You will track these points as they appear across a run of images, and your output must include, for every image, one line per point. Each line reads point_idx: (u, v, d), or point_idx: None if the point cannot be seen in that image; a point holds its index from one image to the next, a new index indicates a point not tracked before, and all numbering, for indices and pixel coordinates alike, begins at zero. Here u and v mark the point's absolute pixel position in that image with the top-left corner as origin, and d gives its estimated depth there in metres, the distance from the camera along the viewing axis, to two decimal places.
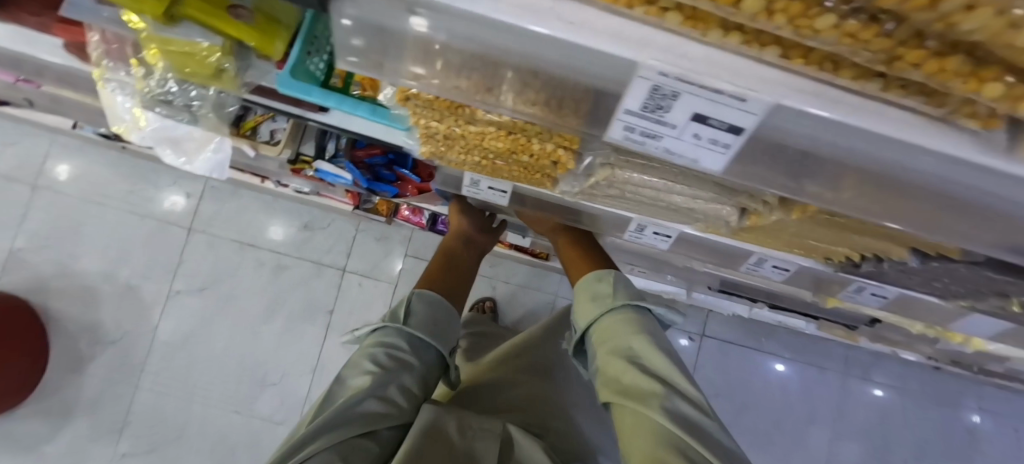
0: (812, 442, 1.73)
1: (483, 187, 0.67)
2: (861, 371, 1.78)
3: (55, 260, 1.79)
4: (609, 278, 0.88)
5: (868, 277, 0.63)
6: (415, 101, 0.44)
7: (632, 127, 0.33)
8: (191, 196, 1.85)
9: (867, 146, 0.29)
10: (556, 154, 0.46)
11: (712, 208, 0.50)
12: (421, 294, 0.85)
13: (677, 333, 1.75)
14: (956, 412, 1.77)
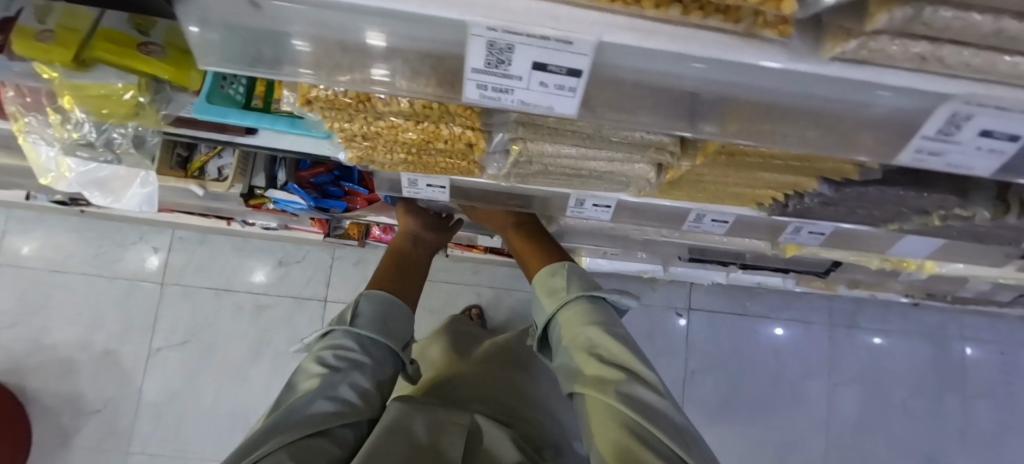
0: (814, 397, 1.76)
1: (422, 186, 0.68)
2: (847, 320, 1.79)
3: (23, 339, 1.71)
4: (563, 272, 0.90)
5: (800, 216, 0.60)
6: (319, 103, 0.43)
7: (487, 84, 0.29)
8: (158, 249, 1.79)
9: (701, 65, 0.28)
10: (465, 137, 0.47)
11: (631, 169, 0.51)
12: (371, 295, 0.85)
13: (664, 309, 1.76)
14: (944, 343, 1.80)
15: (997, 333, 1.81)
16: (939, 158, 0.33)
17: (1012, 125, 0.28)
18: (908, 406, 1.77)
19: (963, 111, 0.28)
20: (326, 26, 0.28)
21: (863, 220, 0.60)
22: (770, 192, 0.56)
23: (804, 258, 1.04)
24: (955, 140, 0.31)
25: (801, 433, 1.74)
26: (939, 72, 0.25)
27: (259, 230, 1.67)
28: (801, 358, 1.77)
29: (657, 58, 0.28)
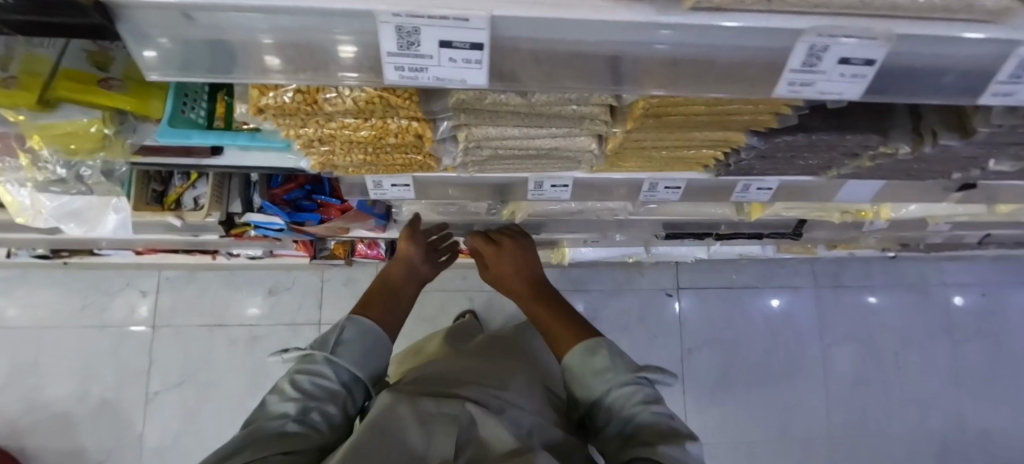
0: (811, 361, 1.79)
1: (388, 186, 0.71)
2: (831, 280, 1.84)
3: (16, 399, 1.67)
4: (602, 351, 0.68)
5: (743, 173, 0.65)
6: (271, 111, 0.46)
7: (403, 65, 0.31)
8: (145, 292, 1.78)
9: (591, 28, 0.30)
10: (413, 127, 0.50)
11: (575, 142, 0.55)
12: (355, 321, 0.72)
13: (653, 292, 1.79)
14: (926, 291, 1.85)
15: (977, 276, 1.87)
16: (812, 88, 0.36)
17: (866, 51, 0.30)
18: (900, 357, 1.81)
19: (819, 42, 0.30)
20: (231, 29, 0.30)
21: (800, 170, 0.65)
22: (709, 152, 0.58)
23: (776, 222, 1.07)
24: (820, 69, 0.33)
25: (803, 397, 1.77)
26: (802, 9, 0.28)
27: (244, 261, 1.67)
28: (793, 323, 1.81)
29: (545, 26, 0.29)
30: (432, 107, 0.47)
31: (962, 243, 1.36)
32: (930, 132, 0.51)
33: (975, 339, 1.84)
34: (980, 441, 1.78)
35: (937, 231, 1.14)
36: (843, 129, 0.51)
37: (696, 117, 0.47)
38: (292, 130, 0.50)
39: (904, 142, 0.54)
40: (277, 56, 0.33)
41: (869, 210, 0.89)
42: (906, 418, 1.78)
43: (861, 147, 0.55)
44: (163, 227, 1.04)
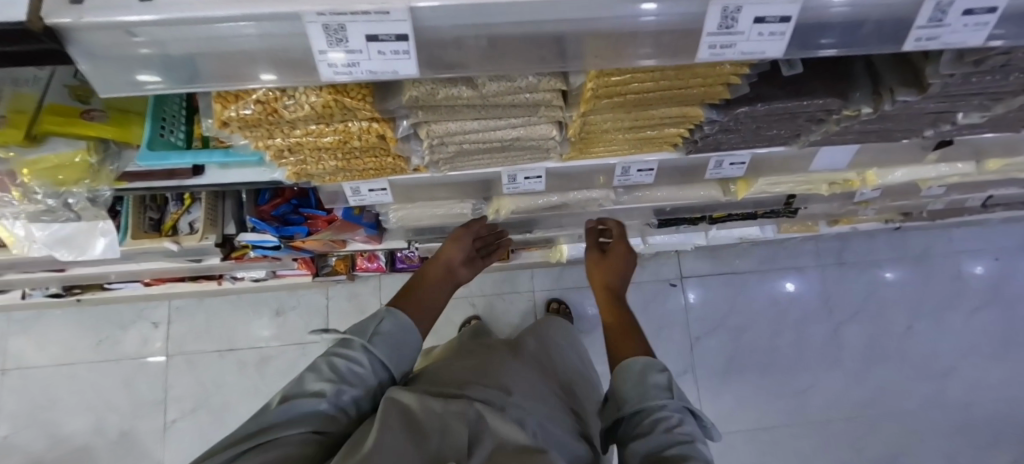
0: (824, 339, 1.77)
1: (365, 192, 0.77)
2: (835, 258, 1.82)
3: (28, 440, 1.67)
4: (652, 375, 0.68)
5: (709, 148, 0.69)
6: (235, 124, 0.50)
7: (333, 62, 0.35)
8: (154, 323, 1.79)
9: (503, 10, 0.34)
10: (373, 127, 0.54)
11: (537, 130, 0.59)
12: (392, 314, 0.78)
13: (656, 283, 1.78)
14: (932, 261, 1.83)
15: (982, 241, 1.85)
16: (735, 50, 0.39)
17: (777, 9, 0.34)
18: (914, 328, 1.78)
19: (730, 4, 0.34)
20: (200, 41, 0.33)
21: (760, 140, 0.68)
22: (673, 130, 0.63)
23: (767, 201, 1.07)
24: (738, 30, 0.36)
25: (818, 376, 1.74)
26: None
27: (247, 285, 1.69)
28: (801, 303, 1.79)
29: (475, 13, 0.34)
30: (388, 105, 0.50)
31: (959, 204, 1.35)
32: (889, 91, 0.54)
33: (988, 306, 1.81)
34: (1007, 408, 1.73)
35: (928, 197, 1.14)
36: (799, 94, 0.54)
37: (654, 87, 0.50)
38: (265, 140, 0.55)
39: (865, 103, 0.56)
40: (266, 64, 0.38)
41: (858, 178, 0.88)
42: (927, 390, 1.74)
43: (823, 111, 0.57)
44: (160, 255, 1.07)
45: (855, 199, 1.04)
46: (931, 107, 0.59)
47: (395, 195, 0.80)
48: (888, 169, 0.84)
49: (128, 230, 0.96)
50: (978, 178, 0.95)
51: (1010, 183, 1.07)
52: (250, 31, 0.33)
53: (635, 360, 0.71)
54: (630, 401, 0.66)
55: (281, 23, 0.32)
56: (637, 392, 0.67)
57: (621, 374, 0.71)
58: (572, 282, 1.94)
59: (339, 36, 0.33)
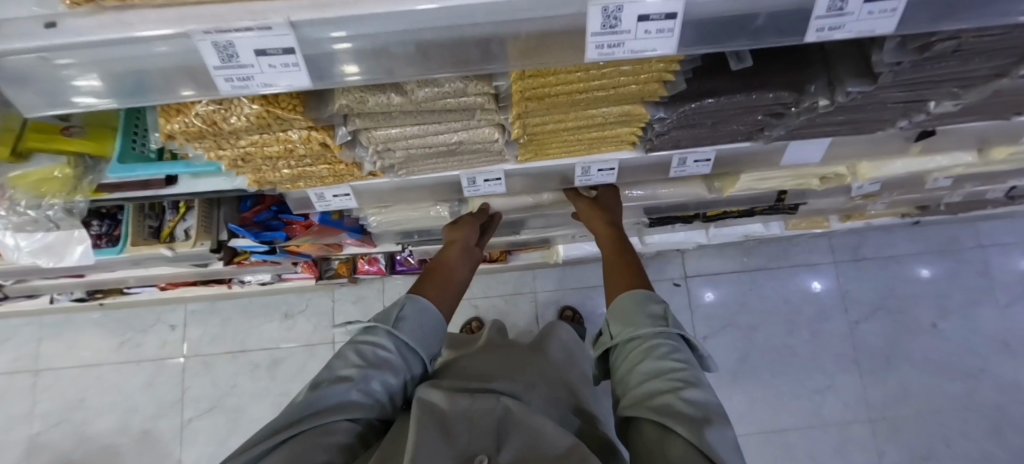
0: (798, 338, 1.89)
1: (331, 198, 0.71)
2: (807, 260, 1.95)
3: (75, 432, 1.91)
4: (641, 305, 0.76)
5: (674, 147, 0.67)
6: (182, 137, 0.48)
7: (608, 46, 0.33)
8: (174, 326, 1.99)
9: (538, 15, 0.32)
10: (312, 135, 0.50)
11: (478, 135, 0.55)
12: (416, 302, 0.75)
13: (664, 282, 1.92)
14: (886, 263, 1.97)
15: (942, 241, 1.99)
16: (843, 31, 0.35)
17: None
18: (867, 325, 1.91)
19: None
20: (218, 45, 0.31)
21: (810, 127, 0.65)
22: (625, 129, 0.61)
23: (761, 197, 1.14)
24: (848, 11, 0.33)
25: (778, 373, 1.86)
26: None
27: (257, 286, 1.75)
28: (764, 299, 1.91)
29: (511, 21, 0.32)
30: (322, 113, 0.47)
31: (904, 203, 1.51)
32: (840, 82, 0.52)
33: (950, 302, 1.93)
34: (965, 400, 1.85)
35: (901, 193, 1.25)
36: (748, 88, 0.54)
37: (627, 88, 0.49)
38: (232, 146, 0.52)
39: (822, 96, 0.55)
40: (349, 54, 0.34)
41: (849, 173, 0.97)
42: (886, 388, 1.86)
43: (779, 104, 0.57)
44: (168, 260, 1.08)
45: (853, 192, 1.14)
46: (915, 117, 0.64)
47: (364, 198, 0.75)
48: (872, 166, 0.93)
49: (127, 239, 0.98)
50: (952, 172, 1.04)
51: (966, 180, 1.19)
52: (365, 32, 0.32)
53: (637, 290, 0.78)
54: (647, 324, 0.73)
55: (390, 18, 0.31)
56: (650, 321, 0.74)
57: (620, 302, 0.78)
58: (564, 283, 1.96)
59: (371, 36, 0.32)
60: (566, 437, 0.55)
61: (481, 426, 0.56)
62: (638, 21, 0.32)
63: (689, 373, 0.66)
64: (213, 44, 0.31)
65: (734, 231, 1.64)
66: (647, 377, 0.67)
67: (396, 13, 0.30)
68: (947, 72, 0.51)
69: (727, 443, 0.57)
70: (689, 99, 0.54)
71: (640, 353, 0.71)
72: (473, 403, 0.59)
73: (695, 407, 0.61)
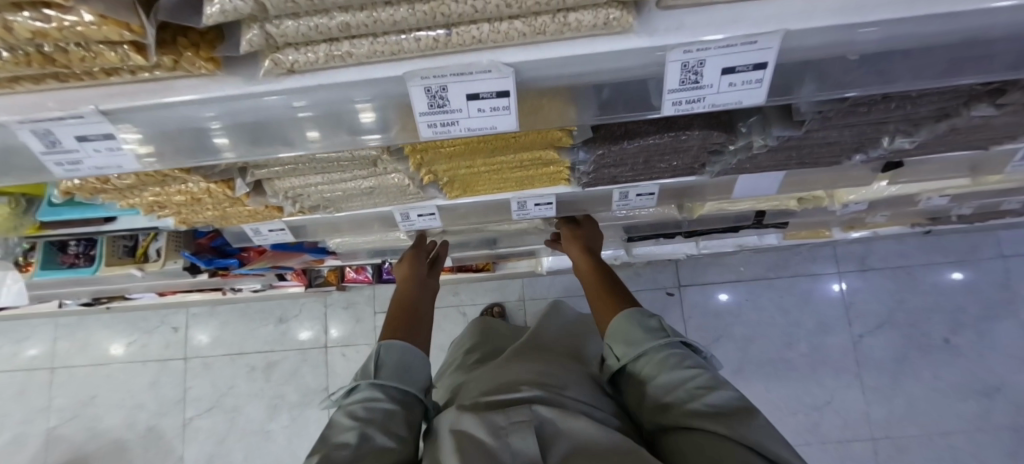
0: (800, 351, 1.81)
1: (267, 232, 0.72)
2: (813, 270, 1.85)
3: (86, 427, 1.98)
4: (637, 319, 0.71)
5: (612, 184, 0.63)
6: (81, 191, 0.50)
7: (439, 123, 0.30)
8: (176, 328, 2.03)
9: (358, 93, 0.29)
10: (210, 188, 0.50)
11: (387, 179, 0.54)
12: (392, 344, 0.72)
13: (656, 291, 1.86)
14: (894, 273, 1.83)
15: (969, 250, 1.82)
16: (706, 103, 0.31)
17: (746, 56, 0.27)
18: (875, 339, 1.80)
19: (691, 57, 0.27)
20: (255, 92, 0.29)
21: (757, 164, 0.60)
22: (549, 170, 0.58)
23: (741, 215, 1.08)
24: (704, 84, 0.29)
25: (775, 388, 1.79)
26: (555, 72, 0.29)
27: (250, 294, 1.76)
28: (759, 311, 1.83)
29: (390, 93, 0.29)
30: (212, 170, 0.46)
31: (916, 215, 1.40)
32: (766, 123, 0.47)
33: (974, 317, 1.79)
34: (976, 422, 1.74)
35: (901, 208, 1.16)
36: (671, 130, 0.49)
37: (525, 138, 0.46)
38: (138, 196, 0.52)
39: (757, 134, 0.49)
40: (213, 131, 0.33)
41: (826, 196, 0.91)
42: (889, 406, 1.76)
43: (711, 144, 0.52)
44: (143, 278, 1.08)
45: (838, 212, 1.07)
46: (871, 154, 0.58)
47: (306, 231, 0.74)
48: (846, 191, 0.88)
49: (101, 260, 0.97)
50: (945, 192, 0.97)
51: (973, 196, 1.10)
52: (190, 116, 0.30)
53: (630, 311, 0.73)
54: (648, 339, 0.68)
55: (196, 106, 0.30)
56: (652, 335, 0.69)
57: (615, 325, 0.72)
58: (555, 291, 1.94)
59: (385, 95, 0.29)
60: (611, 434, 0.52)
61: (521, 442, 0.50)
62: (468, 99, 0.29)
63: (706, 377, 0.61)
64: (32, 132, 0.30)
65: (730, 242, 1.57)
66: (667, 389, 0.61)
67: (207, 97, 0.29)
68: (886, 116, 0.46)
69: (766, 433, 0.52)
70: (607, 141, 0.50)
71: (652, 369, 0.65)
72: (510, 419, 0.53)
73: (721, 408, 0.56)
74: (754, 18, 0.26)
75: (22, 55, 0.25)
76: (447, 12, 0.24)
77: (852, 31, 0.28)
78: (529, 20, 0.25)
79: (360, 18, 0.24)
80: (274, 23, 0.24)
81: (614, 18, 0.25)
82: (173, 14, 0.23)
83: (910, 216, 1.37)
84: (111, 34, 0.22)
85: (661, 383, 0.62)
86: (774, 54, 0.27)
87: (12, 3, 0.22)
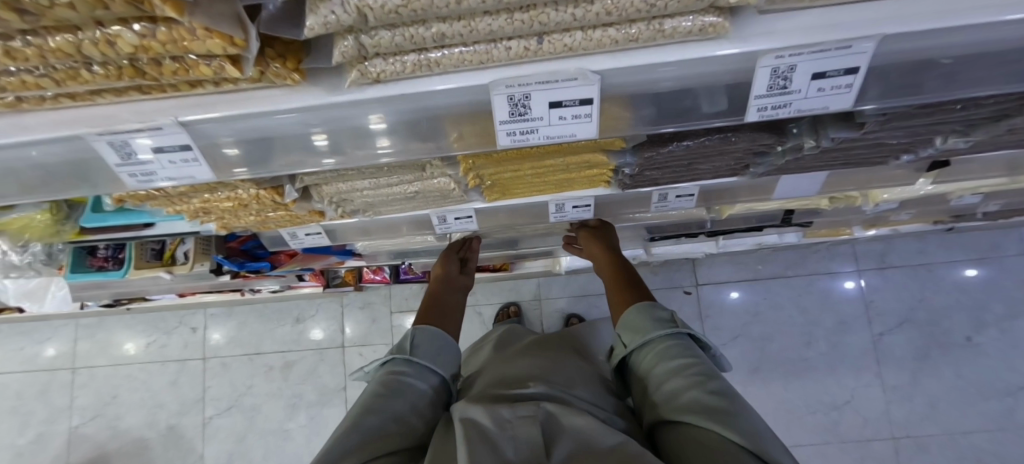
0: (819, 351, 1.79)
1: (303, 236, 0.72)
2: (832, 267, 1.83)
3: (108, 426, 2.01)
4: (648, 311, 0.72)
5: (653, 185, 0.61)
6: (133, 200, 0.50)
7: (518, 130, 0.30)
8: (194, 328, 2.04)
9: (438, 101, 0.29)
10: (259, 196, 0.50)
11: (431, 185, 0.54)
12: (424, 329, 0.73)
13: (673, 291, 1.85)
14: (915, 271, 1.81)
15: (991, 247, 1.79)
16: (791, 108, 0.31)
17: (840, 61, 0.27)
18: (895, 337, 1.78)
19: (782, 63, 0.27)
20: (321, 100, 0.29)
21: (800, 166, 0.59)
22: (592, 174, 0.58)
23: (769, 214, 1.06)
24: (792, 90, 0.29)
25: (793, 387, 1.78)
26: (639, 78, 0.28)
27: (269, 295, 1.76)
28: (778, 310, 1.82)
29: (468, 101, 0.29)
30: (264, 178, 0.46)
31: (942, 213, 1.38)
32: (823, 127, 0.45)
33: (994, 315, 1.77)
34: (1000, 421, 1.71)
35: (928, 206, 1.14)
36: (724, 136, 0.48)
37: (575, 145, 0.46)
38: (186, 203, 0.52)
39: (807, 137, 0.47)
40: (283, 139, 0.32)
41: (857, 198, 0.90)
42: (910, 405, 1.74)
43: (758, 146, 0.51)
44: (171, 281, 1.09)
45: (867, 211, 1.06)
46: (920, 155, 0.57)
47: (341, 235, 0.74)
48: (876, 193, 0.87)
49: (130, 262, 0.96)
50: (978, 191, 0.95)
51: (1002, 193, 1.08)
52: (264, 123, 0.30)
53: (642, 303, 0.74)
54: (653, 329, 0.68)
55: (276, 115, 0.29)
56: (657, 325, 0.68)
57: (627, 318, 0.73)
58: (571, 290, 1.93)
59: (464, 103, 0.29)
60: (615, 434, 0.50)
61: (523, 434, 0.49)
62: (550, 107, 0.29)
63: (708, 367, 0.59)
64: (109, 143, 0.30)
65: (750, 241, 1.55)
66: (665, 378, 0.60)
67: (286, 107, 0.29)
68: (948, 119, 0.45)
69: (757, 430, 0.49)
70: (657, 146, 0.49)
71: (654, 357, 0.65)
72: (515, 413, 0.52)
73: (723, 397, 0.54)
74: (856, 20, 0.26)
75: (113, 68, 0.25)
76: (544, 20, 0.23)
77: (944, 36, 0.27)
78: (624, 28, 0.25)
79: (457, 28, 0.24)
80: (370, 34, 0.24)
81: (710, 26, 0.25)
82: (271, 26, 0.23)
83: (935, 214, 1.35)
84: (217, 48, 0.22)
85: (661, 373, 0.62)
86: (869, 58, 0.27)
87: (120, 17, 0.22)
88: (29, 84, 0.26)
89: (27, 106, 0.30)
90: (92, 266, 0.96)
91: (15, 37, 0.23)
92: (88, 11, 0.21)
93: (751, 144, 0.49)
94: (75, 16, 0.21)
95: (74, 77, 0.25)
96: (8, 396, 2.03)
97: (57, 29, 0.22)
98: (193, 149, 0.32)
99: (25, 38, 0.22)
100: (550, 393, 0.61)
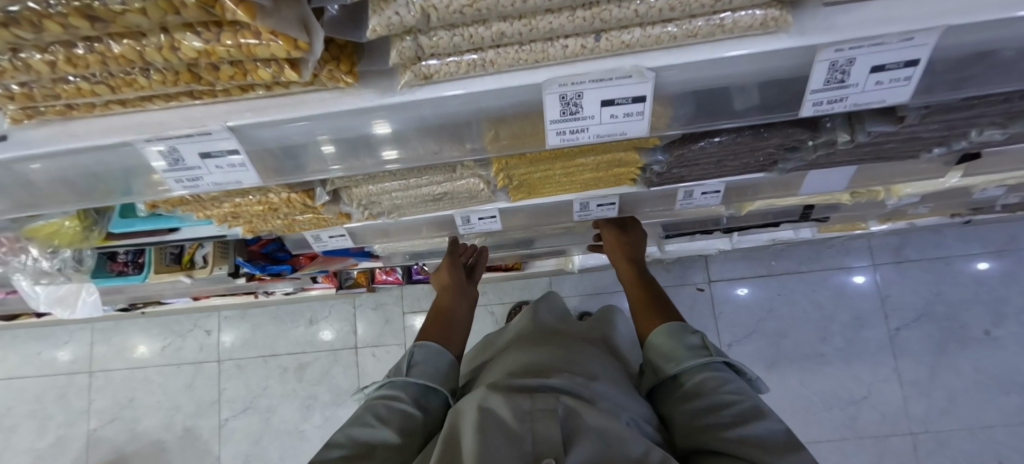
0: (835, 347, 1.77)
1: (327, 238, 0.72)
2: (847, 261, 1.81)
3: (126, 428, 2.03)
4: (679, 334, 0.70)
5: (678, 183, 0.60)
6: (164, 203, 0.51)
7: (565, 129, 0.31)
8: (207, 331, 2.05)
9: (490, 100, 0.30)
10: (287, 198, 0.50)
11: (459, 186, 0.54)
12: (426, 346, 0.72)
13: (686, 288, 1.84)
14: (931, 264, 1.78)
15: (1011, 239, 1.76)
16: (844, 104, 0.31)
17: (899, 54, 0.27)
18: (913, 332, 1.76)
19: (841, 57, 0.27)
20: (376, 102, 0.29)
21: (832, 161, 0.59)
22: (620, 173, 0.57)
23: (788, 210, 1.05)
24: (849, 84, 0.29)
25: (810, 383, 1.76)
26: (693, 72, 0.29)
27: (282, 297, 1.77)
28: (793, 306, 1.80)
29: (513, 98, 0.29)
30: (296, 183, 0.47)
31: (957, 207, 1.37)
32: (861, 119, 0.44)
33: (1015, 307, 1.73)
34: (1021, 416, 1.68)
35: (943, 200, 1.13)
36: (758, 132, 0.47)
37: (606, 144, 0.46)
38: (214, 207, 0.52)
39: (841, 132, 0.46)
40: (329, 140, 0.33)
41: (881, 192, 0.88)
42: (929, 400, 1.72)
43: (791, 141, 0.49)
44: (190, 285, 1.09)
45: (890, 205, 1.04)
46: (953, 147, 0.56)
47: (363, 236, 0.74)
48: (902, 186, 0.86)
49: (151, 267, 0.96)
50: (1005, 183, 0.93)
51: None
52: (305, 126, 0.31)
53: (668, 324, 0.72)
54: (688, 357, 0.65)
55: (328, 118, 0.30)
56: (692, 354, 0.66)
57: (655, 342, 0.71)
58: (584, 289, 1.92)
59: (515, 99, 0.30)
60: (640, 441, 0.49)
61: (545, 431, 0.48)
62: (602, 105, 0.29)
63: (748, 405, 0.56)
64: (160, 151, 0.31)
65: (763, 238, 1.54)
66: (703, 414, 0.57)
67: (339, 111, 0.30)
68: (990, 111, 0.45)
69: None
70: (689, 142, 0.49)
71: (690, 389, 0.62)
72: (536, 404, 0.51)
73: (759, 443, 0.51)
74: (926, 10, 0.25)
75: (171, 74, 0.27)
76: (605, 17, 0.25)
77: (1002, 28, 0.27)
78: (682, 23, 0.26)
79: (517, 27, 0.25)
80: (428, 34, 0.25)
81: (767, 19, 0.26)
82: (334, 29, 0.26)
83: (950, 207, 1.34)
84: (281, 50, 0.24)
85: (698, 408, 0.59)
86: (928, 53, 0.27)
87: (187, 24, 0.24)
88: (84, 92, 0.28)
89: (77, 113, 0.31)
90: (112, 270, 0.95)
91: (78, 43, 0.25)
92: (159, 17, 0.23)
93: (789, 138, 0.49)
94: (145, 22, 0.23)
95: (131, 84, 0.27)
96: (27, 400, 2.06)
97: (123, 35, 0.24)
98: (232, 153, 0.32)
99: (90, 45, 0.25)
100: (571, 387, 0.59)
